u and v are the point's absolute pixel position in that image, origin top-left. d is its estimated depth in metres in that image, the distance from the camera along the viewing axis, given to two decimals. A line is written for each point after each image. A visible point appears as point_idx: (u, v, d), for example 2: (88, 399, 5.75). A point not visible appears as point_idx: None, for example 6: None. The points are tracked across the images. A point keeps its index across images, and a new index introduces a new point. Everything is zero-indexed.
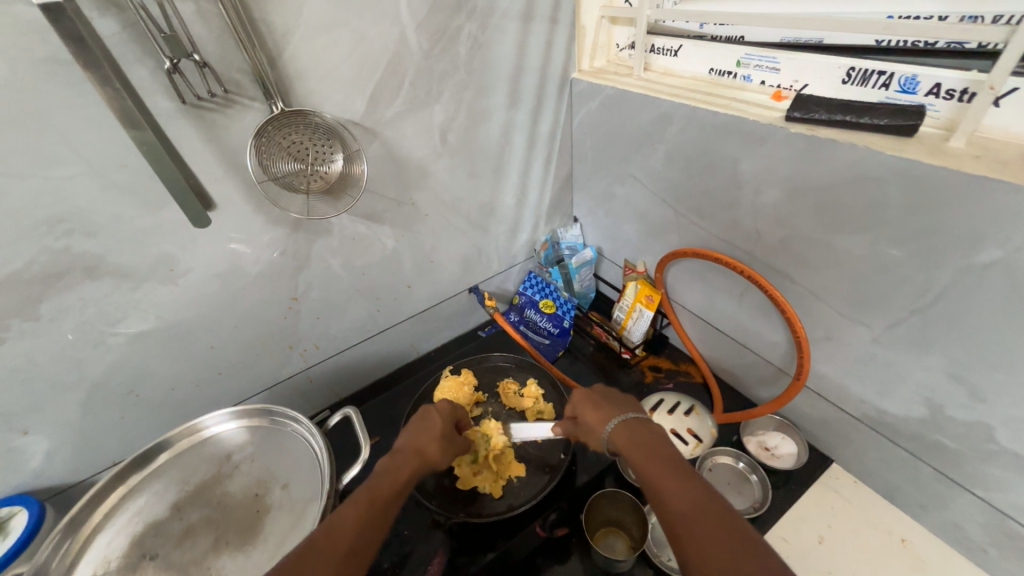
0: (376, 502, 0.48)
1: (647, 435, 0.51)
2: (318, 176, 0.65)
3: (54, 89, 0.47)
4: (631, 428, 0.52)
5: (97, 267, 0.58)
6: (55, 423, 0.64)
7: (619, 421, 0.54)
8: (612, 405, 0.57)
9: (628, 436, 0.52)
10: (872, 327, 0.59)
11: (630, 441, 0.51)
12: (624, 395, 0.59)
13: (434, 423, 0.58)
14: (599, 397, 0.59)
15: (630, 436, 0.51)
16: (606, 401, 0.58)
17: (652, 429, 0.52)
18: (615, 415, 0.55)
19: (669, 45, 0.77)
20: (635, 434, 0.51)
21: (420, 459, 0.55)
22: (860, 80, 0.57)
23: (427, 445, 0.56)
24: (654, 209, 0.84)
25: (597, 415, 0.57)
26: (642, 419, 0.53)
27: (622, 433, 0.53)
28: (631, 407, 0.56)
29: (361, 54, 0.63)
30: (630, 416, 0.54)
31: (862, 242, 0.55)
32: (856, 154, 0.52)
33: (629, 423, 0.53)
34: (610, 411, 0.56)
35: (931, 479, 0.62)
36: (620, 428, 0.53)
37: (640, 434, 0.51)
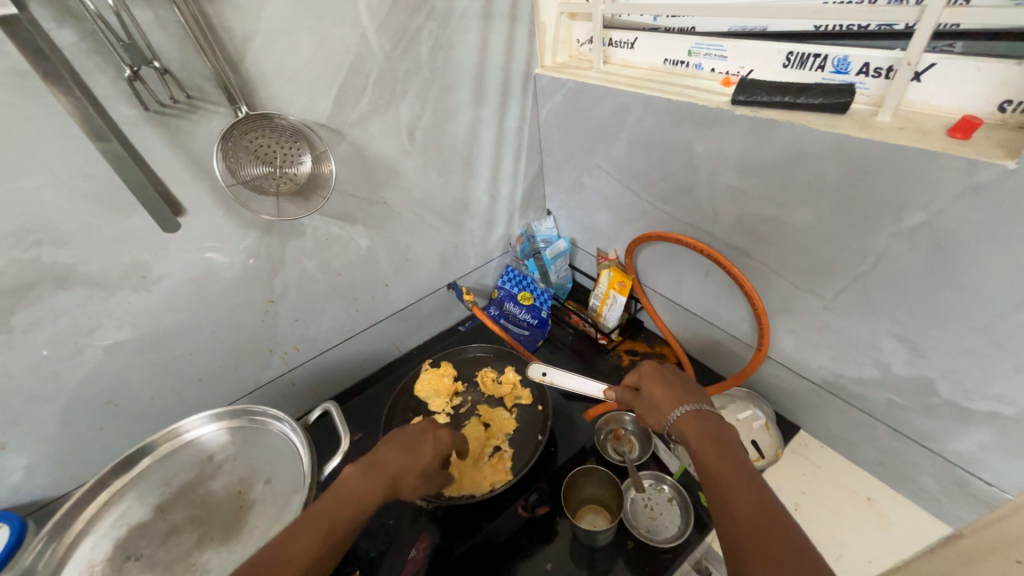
0: (330, 539, 0.47)
1: (720, 432, 0.52)
2: (287, 178, 0.66)
3: (14, 101, 0.48)
4: (702, 421, 0.53)
5: (68, 277, 0.58)
6: (34, 437, 0.64)
7: (693, 409, 0.55)
8: (685, 391, 0.58)
9: (698, 425, 0.53)
10: (822, 296, 0.62)
11: (699, 431, 0.53)
12: (698, 386, 0.59)
13: (424, 451, 0.57)
14: (676, 380, 0.60)
15: (701, 427, 0.53)
16: (679, 386, 0.59)
17: (725, 427, 0.53)
18: (689, 402, 0.56)
19: (626, 38, 0.80)
20: (705, 427, 0.53)
21: (393, 493, 0.53)
22: (799, 63, 0.60)
23: (405, 476, 0.55)
24: (621, 197, 0.87)
25: (667, 395, 0.58)
26: (716, 416, 0.54)
27: (690, 421, 0.54)
28: (704, 399, 0.57)
29: (323, 57, 0.65)
30: (702, 406, 0.55)
31: (808, 216, 0.59)
32: (795, 132, 0.55)
33: (702, 414, 0.54)
34: (681, 395, 0.58)
35: (887, 437, 0.66)
36: (690, 416, 0.54)
37: (713, 428, 0.52)
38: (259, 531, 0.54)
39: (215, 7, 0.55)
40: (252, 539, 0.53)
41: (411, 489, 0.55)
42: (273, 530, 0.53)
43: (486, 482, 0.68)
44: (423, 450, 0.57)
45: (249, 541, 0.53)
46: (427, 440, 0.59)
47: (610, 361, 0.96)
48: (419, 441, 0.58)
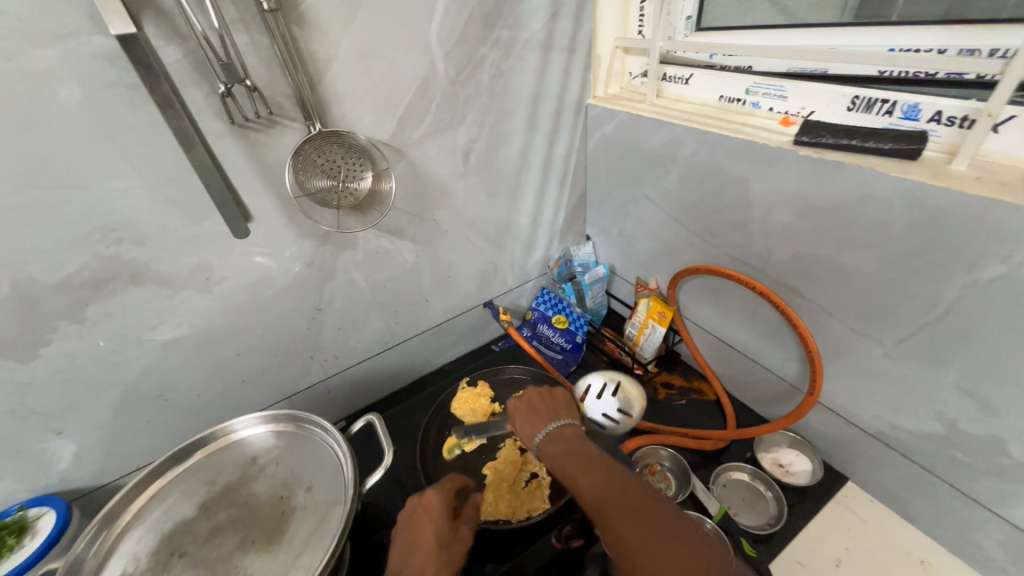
0: None
1: (564, 443, 0.57)
2: (348, 192, 0.69)
3: (118, 109, 0.52)
4: (553, 440, 0.58)
5: (140, 274, 0.61)
6: (90, 424, 0.66)
7: (545, 435, 0.59)
8: (539, 415, 0.62)
9: (551, 448, 0.57)
10: (882, 342, 0.60)
11: (552, 453, 0.57)
12: (544, 404, 0.64)
13: (426, 523, 0.56)
14: (528, 407, 0.64)
15: (555, 449, 0.57)
16: (530, 413, 0.63)
17: (571, 438, 0.57)
18: (539, 429, 0.60)
19: (681, 74, 0.81)
20: (555, 446, 0.57)
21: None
22: (865, 107, 0.60)
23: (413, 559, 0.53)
24: (667, 228, 0.87)
25: (527, 429, 0.62)
26: (562, 430, 0.59)
27: (547, 445, 0.58)
28: (552, 416, 0.62)
29: (393, 80, 0.68)
30: (551, 426, 0.60)
31: (871, 260, 0.57)
32: (862, 175, 0.54)
33: (550, 435, 0.59)
34: (536, 421, 0.61)
35: (947, 497, 0.63)
36: (543, 441, 0.58)
37: (559, 445, 0.57)
38: (301, 540, 0.54)
39: (303, 32, 0.58)
40: (294, 546, 0.53)
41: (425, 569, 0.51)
42: (314, 538, 0.54)
43: (523, 508, 0.67)
44: (424, 528, 0.56)
45: (290, 548, 0.53)
46: (421, 512, 0.58)
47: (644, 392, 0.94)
48: (420, 523, 0.56)
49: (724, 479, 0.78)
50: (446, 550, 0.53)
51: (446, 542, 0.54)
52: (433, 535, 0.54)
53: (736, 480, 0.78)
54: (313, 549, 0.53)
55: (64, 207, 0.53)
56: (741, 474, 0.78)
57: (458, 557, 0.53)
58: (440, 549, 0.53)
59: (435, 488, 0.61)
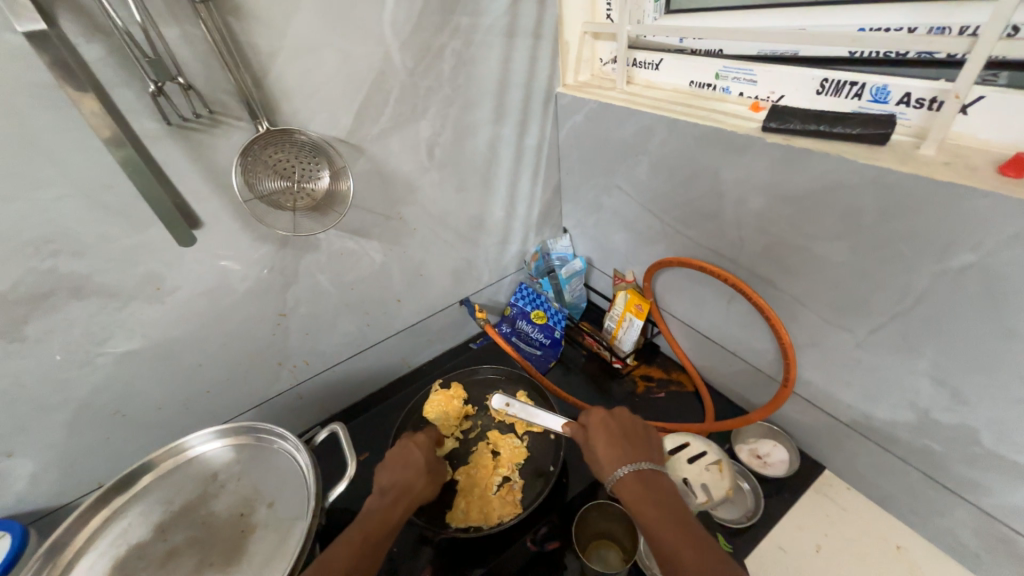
0: (368, 541, 0.51)
1: (658, 492, 0.51)
2: (304, 193, 0.66)
3: (39, 113, 0.48)
4: (643, 481, 0.52)
5: (83, 287, 0.58)
6: (41, 445, 0.63)
7: (633, 470, 0.54)
8: (628, 446, 0.58)
9: (639, 490, 0.52)
10: (855, 332, 0.59)
11: (640, 495, 0.51)
12: (640, 439, 0.59)
13: (416, 453, 0.63)
14: (619, 434, 0.60)
15: (642, 490, 0.52)
16: (620, 441, 0.58)
17: (665, 488, 0.52)
18: (629, 462, 0.55)
19: (651, 59, 0.79)
20: (646, 488, 0.52)
21: (408, 496, 0.58)
22: (834, 91, 0.58)
23: (410, 478, 0.59)
24: (641, 219, 0.85)
25: (610, 455, 0.57)
26: (657, 476, 0.53)
27: (632, 483, 0.53)
28: (645, 454, 0.56)
29: (346, 73, 0.64)
30: (644, 463, 0.55)
31: (841, 249, 0.56)
32: (831, 163, 0.52)
33: (642, 475, 0.53)
34: (624, 452, 0.57)
35: (921, 485, 0.62)
36: (631, 477, 0.53)
37: (652, 492, 0.51)
38: (263, 558, 0.52)
39: (243, 24, 0.55)
40: (254, 566, 0.51)
41: (420, 488, 0.59)
42: (275, 557, 0.52)
43: (493, 514, 0.65)
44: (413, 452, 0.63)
45: (250, 569, 0.51)
46: (409, 442, 0.64)
47: (624, 387, 0.93)
48: (409, 449, 0.63)
49: None
50: (432, 476, 0.62)
51: (433, 465, 0.63)
52: (422, 456, 0.62)
53: None
54: (274, 568, 0.51)
55: None
56: None
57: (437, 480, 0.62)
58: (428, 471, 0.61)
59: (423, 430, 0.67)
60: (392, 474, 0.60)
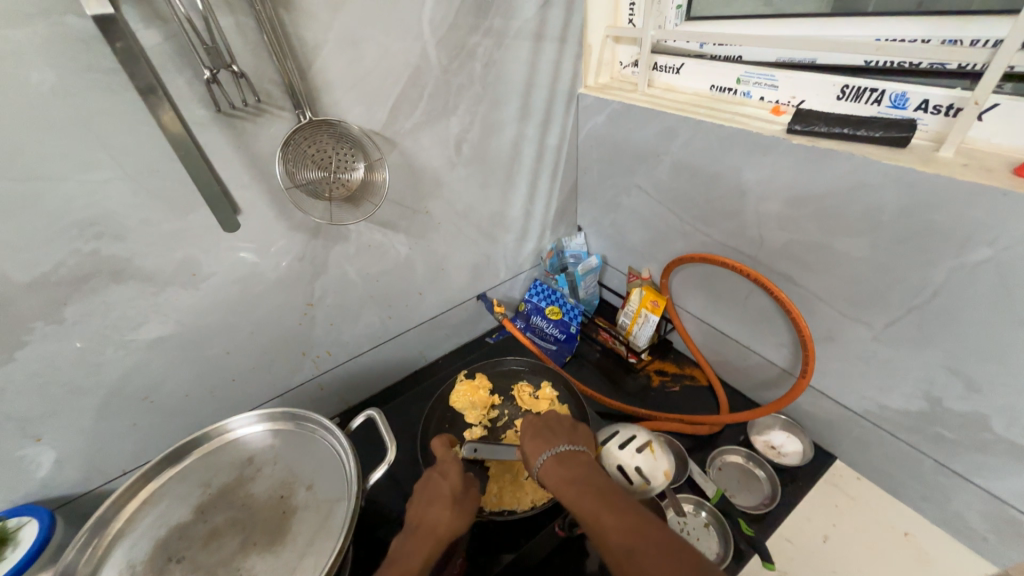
0: None
1: (576, 468, 0.53)
2: (340, 183, 0.67)
3: (95, 95, 0.49)
4: (562, 462, 0.54)
5: (123, 271, 0.58)
6: (71, 429, 0.63)
7: (551, 454, 0.55)
8: (548, 435, 0.59)
9: (559, 473, 0.53)
10: (871, 325, 0.63)
11: (561, 477, 0.52)
12: (560, 426, 0.60)
13: (443, 488, 0.56)
14: (540, 426, 0.60)
15: (563, 472, 0.53)
16: (540, 432, 0.59)
17: (582, 463, 0.54)
18: (547, 449, 0.56)
19: (672, 64, 0.82)
20: (565, 469, 0.53)
21: (435, 539, 0.52)
22: (854, 96, 0.61)
23: (437, 520, 0.53)
24: (659, 217, 0.88)
25: (531, 448, 0.58)
26: (573, 454, 0.55)
27: (551, 468, 0.54)
28: (563, 438, 0.58)
29: (385, 67, 0.66)
30: (562, 447, 0.56)
31: (862, 246, 0.59)
32: (855, 163, 0.56)
33: (560, 457, 0.55)
34: (545, 442, 0.58)
35: (932, 471, 0.66)
36: (550, 462, 0.54)
37: (570, 468, 0.53)
38: (307, 537, 0.53)
39: (292, 16, 0.56)
40: (299, 545, 0.52)
41: (449, 526, 0.53)
42: (318, 536, 0.53)
43: (526, 499, 0.67)
44: (436, 486, 0.57)
45: (295, 547, 0.52)
46: (433, 472, 0.59)
47: (638, 380, 0.95)
48: (432, 484, 0.58)
49: (719, 462, 0.79)
50: (462, 503, 0.55)
51: (462, 496, 0.56)
52: (450, 489, 0.56)
53: (730, 463, 0.80)
54: (318, 547, 0.52)
55: (38, 201, 0.50)
56: (736, 457, 0.80)
57: (470, 510, 0.56)
58: (455, 502, 0.55)
59: (434, 465, 0.60)
60: (423, 523, 0.54)
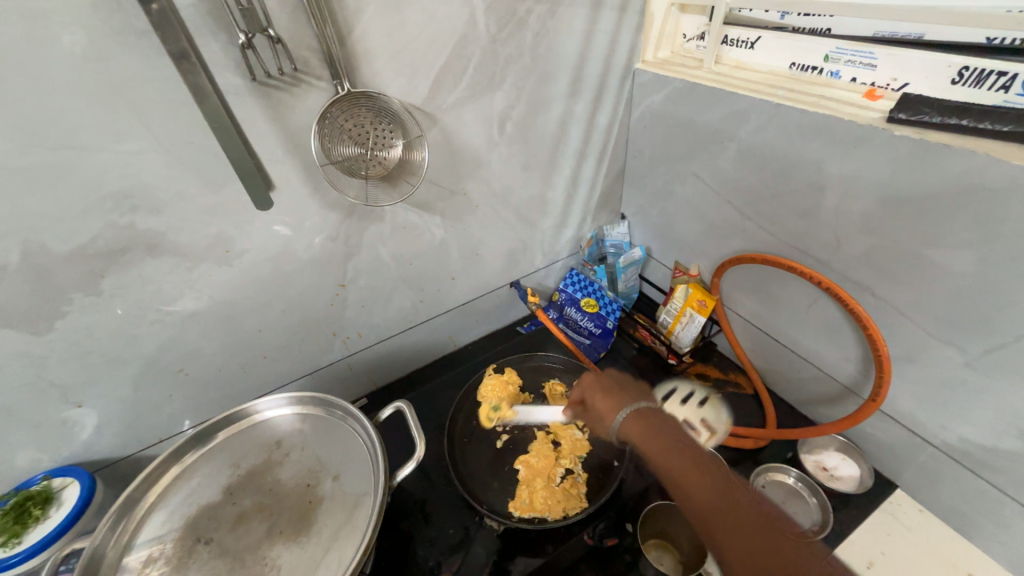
0: None
1: (660, 426, 0.53)
2: (377, 161, 0.63)
3: (128, 61, 0.46)
4: (643, 418, 0.54)
5: (158, 245, 0.57)
6: (110, 397, 0.64)
7: (633, 411, 0.55)
8: (622, 391, 0.59)
9: (643, 426, 0.54)
10: (964, 350, 0.55)
11: (642, 431, 0.53)
12: (635, 386, 0.60)
13: None
14: (612, 388, 0.60)
15: (644, 427, 0.54)
16: (613, 391, 0.59)
17: (665, 420, 0.54)
18: (626, 407, 0.56)
19: (745, 37, 0.72)
20: (649, 428, 0.53)
21: None
22: (975, 81, 0.52)
23: None
24: (716, 209, 0.80)
25: (608, 405, 0.58)
26: (654, 411, 0.55)
27: (635, 425, 0.54)
28: (639, 395, 0.58)
29: (430, 34, 0.61)
30: (641, 404, 0.56)
31: (966, 259, 0.51)
32: (975, 162, 0.47)
33: (641, 413, 0.55)
34: (622, 402, 0.58)
35: (1015, 516, 0.58)
36: (632, 420, 0.55)
37: (655, 424, 0.53)
38: (331, 531, 0.52)
39: None
40: (323, 539, 0.51)
41: None
42: (343, 531, 0.52)
43: (558, 506, 0.65)
44: None
45: (320, 541, 0.51)
46: None
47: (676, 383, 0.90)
48: None
49: (762, 480, 0.74)
50: None
51: None
52: None
53: (774, 482, 0.74)
54: (342, 543, 0.51)
55: (73, 171, 0.49)
56: (780, 476, 0.74)
57: None
58: None
59: None
60: None
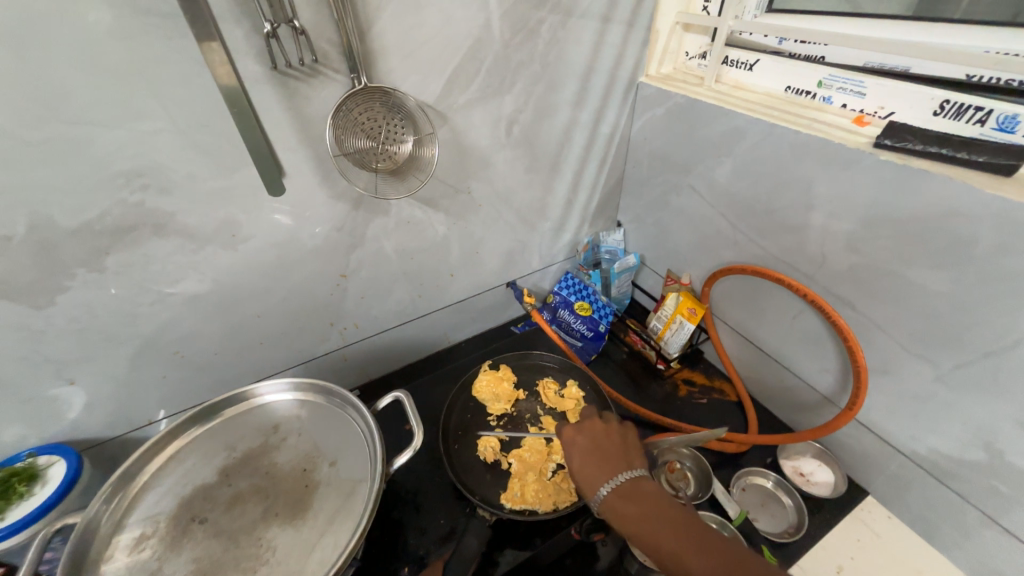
0: None
1: (647, 503, 0.49)
2: (387, 155, 0.65)
3: (151, 41, 0.47)
4: (626, 498, 0.50)
5: (165, 226, 0.57)
6: (103, 375, 0.64)
7: (613, 487, 0.51)
8: (597, 456, 0.55)
9: (627, 508, 0.49)
10: (936, 364, 0.58)
11: (627, 513, 0.49)
12: (611, 449, 0.55)
13: None
14: (587, 454, 0.55)
15: (628, 509, 0.49)
16: (589, 457, 0.55)
17: (652, 496, 0.49)
18: (607, 480, 0.52)
19: (745, 59, 0.76)
20: (633, 504, 0.49)
21: None
22: (954, 114, 0.56)
23: None
24: (710, 221, 0.83)
25: (586, 479, 0.53)
26: (636, 483, 0.51)
27: (619, 503, 0.50)
28: (618, 463, 0.54)
29: (446, 36, 0.63)
30: (619, 477, 0.52)
31: (941, 278, 0.55)
32: (952, 188, 0.51)
33: (623, 490, 0.50)
34: (600, 473, 0.53)
35: (976, 522, 0.62)
36: (613, 498, 0.50)
37: (639, 502, 0.49)
38: (326, 516, 0.53)
39: None
40: (319, 523, 0.52)
41: None
42: (338, 516, 0.53)
43: (548, 499, 0.66)
44: None
45: (315, 524, 0.52)
46: None
47: (664, 387, 0.92)
48: None
49: (742, 482, 0.77)
50: None
51: None
52: None
53: (754, 484, 0.77)
54: (337, 527, 0.52)
55: (88, 146, 0.49)
56: (759, 479, 0.77)
57: None
58: None
59: None
60: None
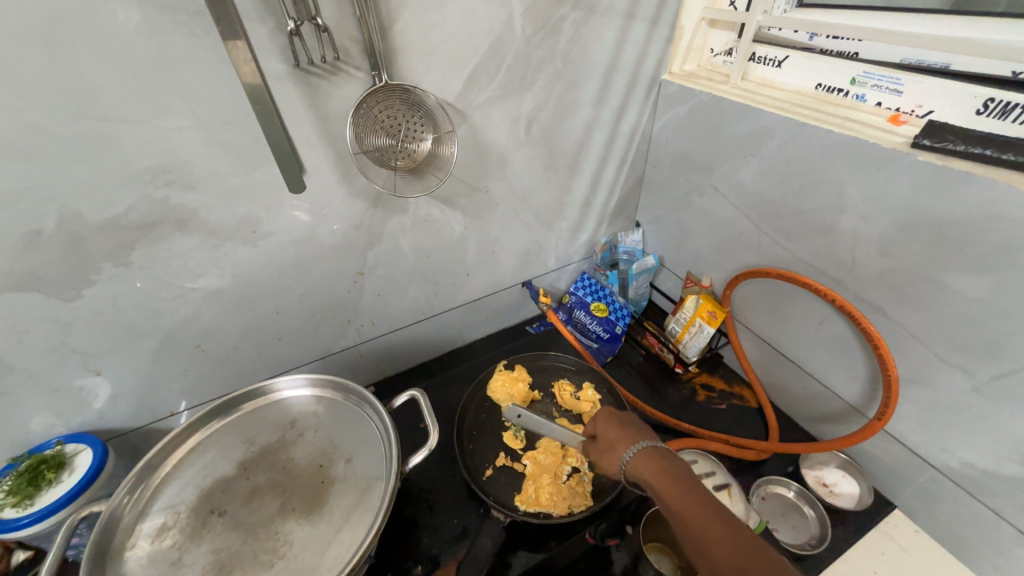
0: None
1: (676, 467, 0.49)
2: (406, 153, 0.65)
3: (177, 39, 0.47)
4: (660, 458, 0.50)
5: (189, 221, 0.58)
6: (128, 367, 0.65)
7: (650, 448, 0.51)
8: (636, 425, 0.55)
9: (657, 468, 0.49)
10: (973, 375, 0.56)
11: (656, 472, 0.49)
12: (651, 424, 0.56)
13: None
14: (628, 420, 0.56)
15: (658, 468, 0.49)
16: (630, 424, 0.55)
17: (682, 464, 0.50)
18: (642, 440, 0.52)
19: (774, 55, 0.73)
20: (665, 466, 0.49)
21: None
22: (999, 113, 0.53)
23: None
24: (734, 223, 0.81)
25: (620, 438, 0.54)
26: (670, 451, 0.51)
27: (649, 462, 0.50)
28: (656, 434, 0.54)
29: (468, 32, 0.62)
30: (656, 442, 0.52)
31: (982, 285, 0.52)
32: (997, 191, 0.48)
33: (657, 452, 0.51)
34: (637, 435, 0.53)
35: (1013, 542, 0.59)
36: (645, 456, 0.50)
37: (670, 464, 0.49)
38: (343, 512, 0.53)
39: None
40: (335, 519, 0.53)
41: None
42: (354, 513, 0.53)
43: (563, 503, 0.65)
44: None
45: (331, 520, 0.53)
46: None
47: (681, 392, 0.91)
48: None
49: (763, 492, 0.75)
50: None
51: None
52: None
53: (774, 494, 0.75)
54: (353, 524, 0.52)
55: (116, 142, 0.50)
56: (780, 489, 0.76)
57: None
58: None
59: None
60: None
